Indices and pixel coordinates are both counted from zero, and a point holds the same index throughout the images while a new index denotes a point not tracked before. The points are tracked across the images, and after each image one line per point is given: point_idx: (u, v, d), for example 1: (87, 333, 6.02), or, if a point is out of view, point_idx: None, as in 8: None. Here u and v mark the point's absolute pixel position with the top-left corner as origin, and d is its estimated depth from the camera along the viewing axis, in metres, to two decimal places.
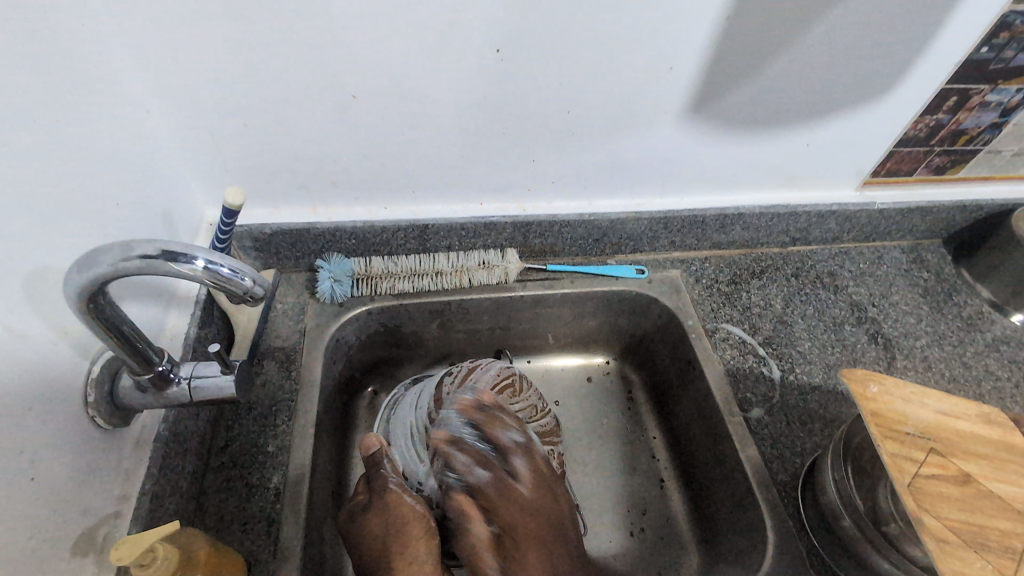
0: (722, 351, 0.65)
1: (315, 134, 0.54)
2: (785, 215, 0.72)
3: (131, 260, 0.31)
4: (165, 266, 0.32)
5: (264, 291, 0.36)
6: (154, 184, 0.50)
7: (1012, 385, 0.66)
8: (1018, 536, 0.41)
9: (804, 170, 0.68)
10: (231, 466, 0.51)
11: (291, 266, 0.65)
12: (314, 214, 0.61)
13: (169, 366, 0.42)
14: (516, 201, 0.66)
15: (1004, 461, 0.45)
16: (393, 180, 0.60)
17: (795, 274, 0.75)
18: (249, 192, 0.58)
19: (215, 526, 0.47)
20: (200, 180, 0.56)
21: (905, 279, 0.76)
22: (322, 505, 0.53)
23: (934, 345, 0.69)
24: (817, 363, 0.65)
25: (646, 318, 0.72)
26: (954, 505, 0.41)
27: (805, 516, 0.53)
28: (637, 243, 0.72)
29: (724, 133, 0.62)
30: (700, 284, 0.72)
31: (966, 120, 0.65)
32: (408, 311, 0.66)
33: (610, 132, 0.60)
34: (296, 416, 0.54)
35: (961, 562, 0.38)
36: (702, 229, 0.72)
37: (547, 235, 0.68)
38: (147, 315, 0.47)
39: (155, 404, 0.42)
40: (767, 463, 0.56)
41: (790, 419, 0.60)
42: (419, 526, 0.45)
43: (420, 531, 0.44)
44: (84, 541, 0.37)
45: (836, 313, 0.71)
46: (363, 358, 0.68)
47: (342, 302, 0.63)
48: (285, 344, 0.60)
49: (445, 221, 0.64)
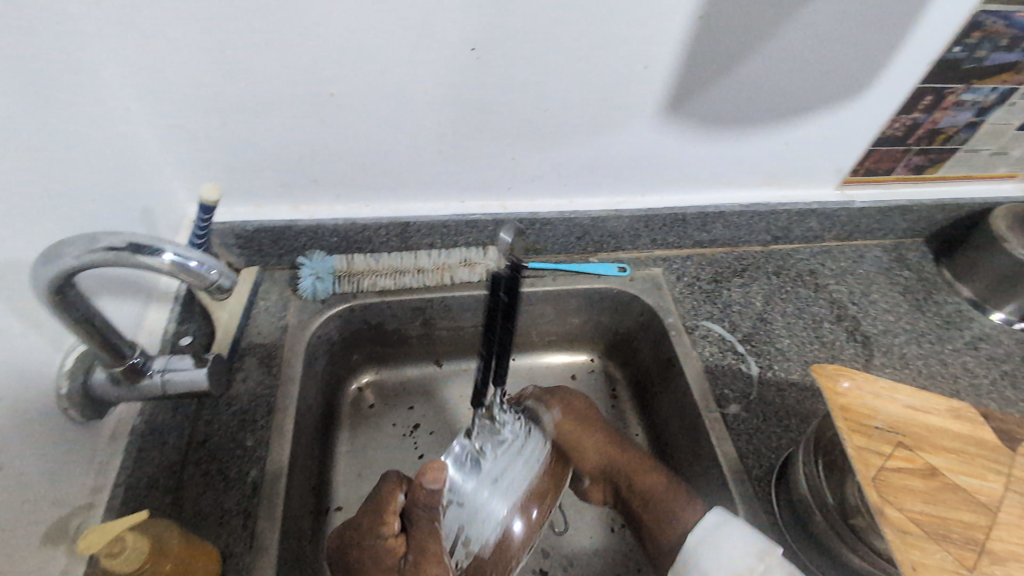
0: (701, 348, 0.66)
1: (294, 132, 0.54)
2: (765, 214, 0.73)
3: (97, 254, 0.32)
4: (126, 257, 0.33)
5: (229, 281, 0.37)
6: (133, 181, 0.51)
7: (989, 383, 0.67)
8: (981, 528, 0.41)
9: (784, 168, 0.69)
10: (209, 461, 0.51)
11: (274, 263, 0.66)
12: (296, 212, 0.62)
13: (141, 360, 0.43)
14: (497, 199, 0.67)
15: (972, 455, 0.45)
16: (375, 178, 0.61)
17: (776, 272, 0.76)
18: (230, 189, 0.59)
19: (191, 520, 0.47)
20: (181, 177, 0.57)
21: (886, 277, 0.77)
22: (300, 500, 0.54)
23: (912, 342, 0.70)
24: (795, 360, 0.66)
25: (628, 315, 0.73)
26: (917, 498, 0.42)
27: (778, 510, 0.54)
28: (619, 242, 0.73)
29: (702, 132, 0.62)
30: (681, 282, 0.73)
31: (942, 120, 0.66)
32: (390, 308, 0.67)
33: (588, 131, 0.60)
34: (274, 411, 0.54)
35: (922, 552, 0.39)
36: (683, 227, 0.73)
37: (528, 233, 0.69)
38: (124, 311, 0.47)
39: (128, 396, 0.43)
40: (742, 458, 0.57)
41: (767, 416, 0.61)
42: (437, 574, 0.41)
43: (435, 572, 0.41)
44: (55, 532, 0.38)
45: (817, 311, 0.72)
46: (345, 356, 0.68)
47: (323, 299, 0.64)
48: (265, 341, 0.60)
49: (426, 218, 0.65)
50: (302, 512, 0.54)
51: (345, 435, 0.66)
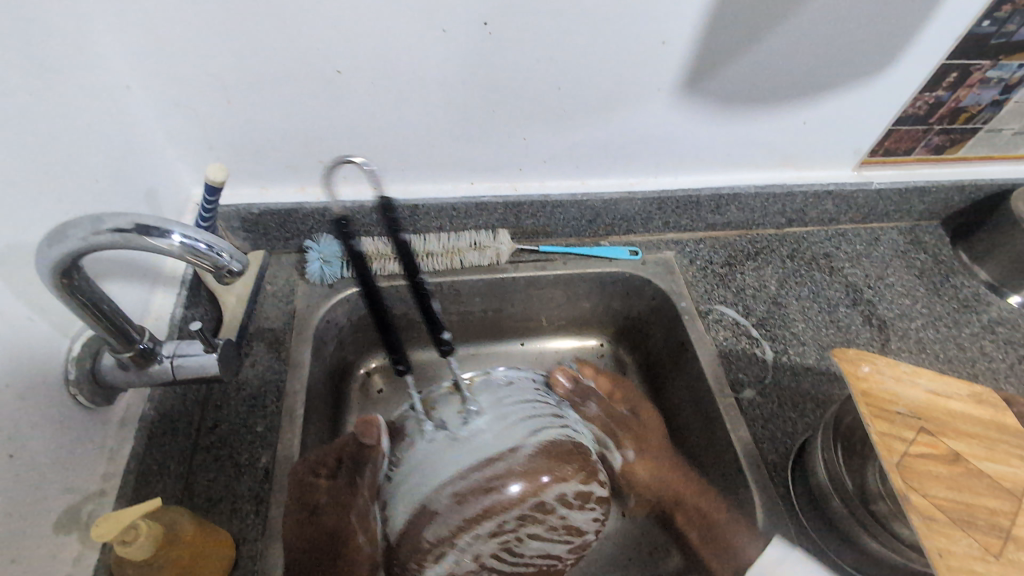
0: (715, 332, 0.65)
1: (300, 111, 0.53)
2: (781, 195, 0.71)
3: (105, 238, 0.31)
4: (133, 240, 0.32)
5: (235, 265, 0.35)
6: (136, 162, 0.49)
7: (1007, 366, 0.66)
8: (1006, 514, 0.40)
9: (801, 148, 0.67)
10: (219, 445, 0.50)
11: (280, 248, 0.65)
12: (303, 194, 0.61)
13: (152, 344, 0.42)
14: (508, 180, 0.65)
15: (994, 440, 0.44)
16: (383, 159, 0.59)
17: (791, 255, 0.74)
18: (235, 171, 0.57)
19: (203, 505, 0.47)
20: (184, 158, 0.55)
21: (902, 260, 0.76)
22: None
23: (929, 327, 0.69)
24: (810, 344, 0.65)
25: (639, 299, 0.72)
26: (942, 484, 0.41)
27: (794, 496, 0.53)
28: (630, 224, 0.72)
29: (718, 112, 0.61)
30: (694, 265, 0.72)
31: (965, 98, 0.64)
32: (399, 293, 0.66)
33: (601, 110, 0.59)
34: (284, 397, 0.54)
35: (947, 538, 0.38)
36: (696, 210, 0.71)
37: (539, 216, 0.68)
38: (131, 296, 0.46)
39: (137, 382, 0.42)
40: (758, 444, 0.56)
41: (782, 401, 0.60)
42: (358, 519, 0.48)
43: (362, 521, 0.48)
44: (66, 519, 0.37)
45: (832, 294, 0.71)
46: (354, 341, 0.67)
47: (331, 283, 0.63)
48: (274, 326, 0.59)
49: (435, 201, 0.63)
50: None
51: (354, 420, 0.66)
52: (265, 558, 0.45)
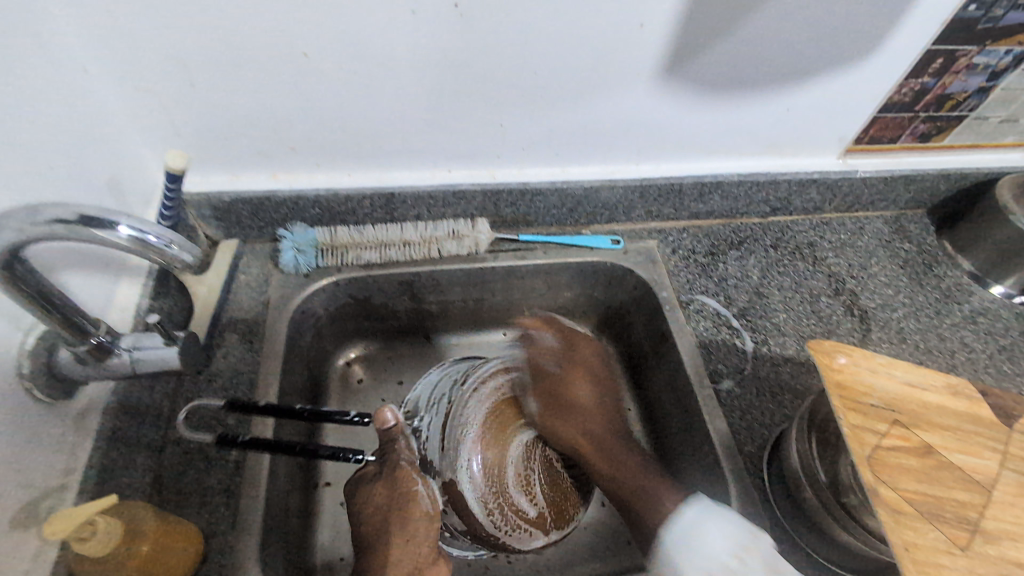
0: (696, 322, 0.65)
1: (269, 96, 0.51)
2: (764, 183, 0.70)
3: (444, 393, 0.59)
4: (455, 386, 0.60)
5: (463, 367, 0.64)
6: (98, 148, 0.48)
7: (986, 356, 0.66)
8: (975, 506, 0.40)
9: (785, 135, 0.66)
10: (188, 440, 0.49)
11: (254, 236, 0.64)
12: (275, 182, 0.59)
13: (107, 338, 0.41)
14: (487, 168, 0.64)
15: (968, 432, 0.44)
16: (356, 144, 0.58)
17: (775, 244, 0.74)
18: (205, 157, 0.56)
19: (173, 499, 0.46)
20: (151, 144, 0.54)
21: (886, 250, 0.75)
22: (285, 478, 0.53)
23: (911, 317, 0.68)
24: (791, 335, 0.65)
25: (621, 289, 0.71)
26: (912, 476, 0.41)
27: (769, 485, 0.53)
28: (612, 213, 0.71)
29: (700, 97, 0.59)
30: (677, 255, 0.71)
31: (951, 84, 0.63)
32: (376, 283, 0.65)
33: (581, 96, 0.57)
34: (256, 388, 0.53)
35: (915, 532, 0.38)
36: (679, 198, 0.70)
37: (519, 204, 0.66)
38: (94, 289, 0.45)
39: (96, 376, 0.41)
40: (735, 435, 0.56)
41: (761, 392, 0.60)
42: (422, 513, 0.47)
43: (418, 536, 0.46)
44: (23, 515, 0.37)
45: (814, 284, 0.70)
46: (332, 332, 0.67)
47: (306, 273, 0.62)
48: (247, 316, 0.58)
49: (411, 189, 0.62)
50: (287, 489, 0.53)
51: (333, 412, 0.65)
52: (233, 550, 0.44)
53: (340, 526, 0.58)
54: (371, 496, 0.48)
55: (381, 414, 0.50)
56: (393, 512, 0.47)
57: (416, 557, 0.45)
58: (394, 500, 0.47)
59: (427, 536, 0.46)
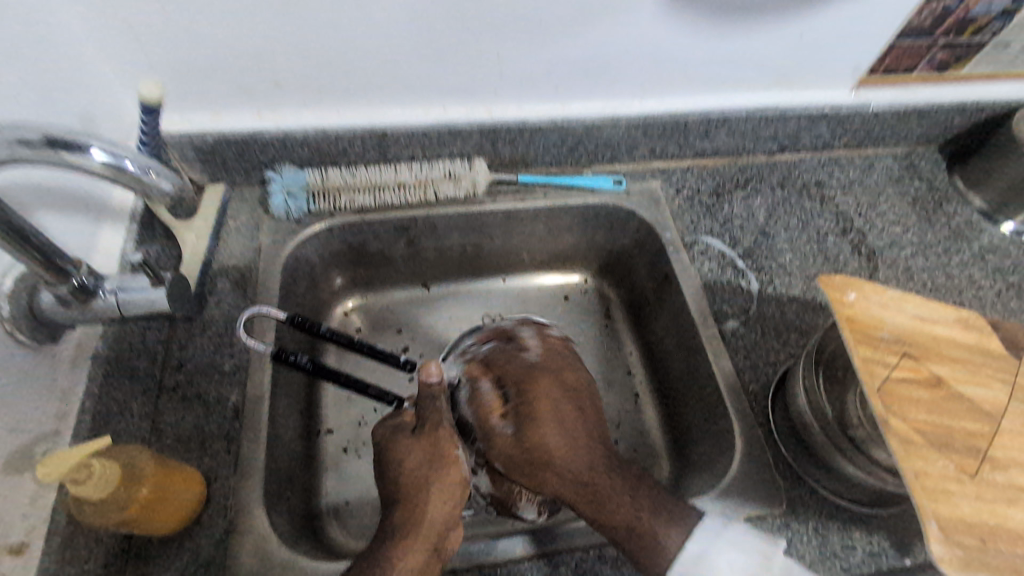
0: (700, 264, 0.63)
1: (246, 23, 0.48)
2: (774, 118, 0.67)
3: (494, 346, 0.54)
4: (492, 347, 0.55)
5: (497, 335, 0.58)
6: (65, 81, 0.44)
7: (994, 294, 0.65)
8: (982, 435, 0.40)
9: (797, 64, 0.63)
10: (185, 385, 0.47)
11: (242, 180, 0.61)
12: (259, 121, 0.56)
13: (91, 280, 0.39)
14: (483, 104, 0.61)
15: (978, 364, 0.44)
16: (343, 78, 0.54)
17: (782, 183, 0.71)
18: (183, 94, 0.53)
19: (172, 446, 0.45)
20: (123, 79, 0.50)
21: (896, 188, 0.73)
22: (285, 425, 0.52)
23: (918, 255, 0.67)
24: (797, 275, 0.63)
25: (623, 232, 0.69)
26: (921, 407, 0.40)
27: (774, 423, 0.53)
28: (614, 152, 0.68)
29: (709, 23, 0.56)
30: (681, 195, 0.69)
31: (974, 6, 0.60)
32: (371, 228, 0.62)
33: (582, 21, 0.53)
34: (251, 335, 0.51)
35: (924, 460, 0.38)
36: (684, 135, 0.67)
37: (517, 143, 0.63)
38: (74, 231, 0.44)
39: (82, 318, 0.40)
40: (739, 373, 0.55)
41: (766, 331, 0.59)
42: (454, 485, 0.41)
43: (444, 504, 0.41)
44: None
45: (821, 224, 0.68)
46: (328, 280, 0.65)
47: (298, 217, 0.59)
48: (238, 263, 0.56)
49: (403, 128, 0.59)
50: (289, 436, 0.53)
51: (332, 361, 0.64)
52: (235, 493, 0.44)
53: (343, 471, 0.57)
54: (408, 450, 0.42)
55: (426, 366, 0.41)
56: (433, 475, 0.41)
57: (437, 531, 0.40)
58: (434, 458, 0.42)
59: (451, 512, 0.41)
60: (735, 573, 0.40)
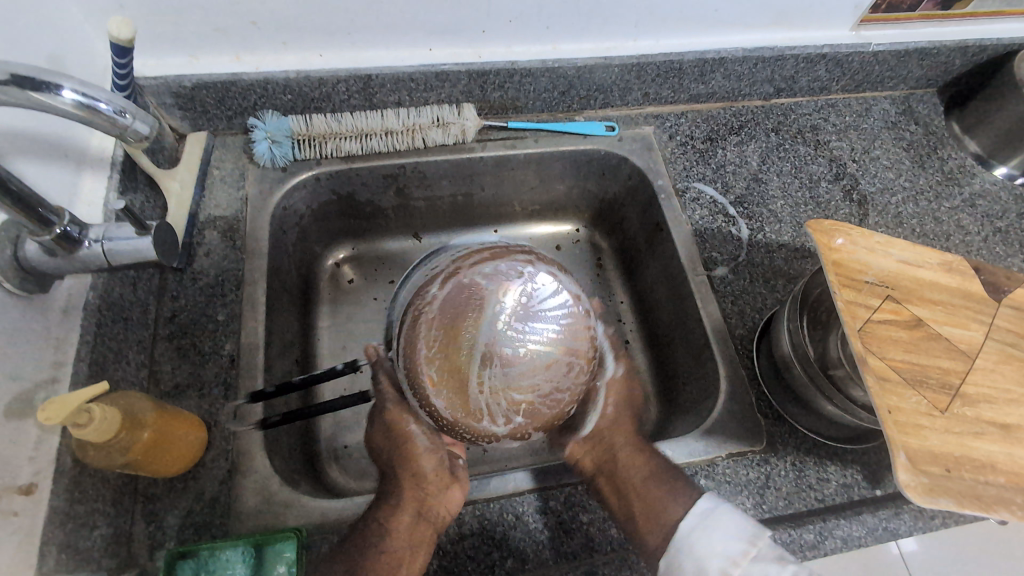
0: (692, 211, 0.63)
1: None
2: (771, 60, 0.65)
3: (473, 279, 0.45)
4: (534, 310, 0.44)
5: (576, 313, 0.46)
6: (32, 20, 0.42)
7: (981, 239, 0.66)
8: (957, 374, 0.41)
9: (796, 1, 0.60)
10: (180, 335, 0.49)
11: (224, 128, 0.59)
12: (239, 64, 0.54)
13: (74, 229, 0.38)
14: (471, 46, 0.59)
15: (958, 306, 0.45)
16: (324, 18, 0.52)
17: (776, 128, 0.70)
18: (158, 35, 0.50)
19: (170, 392, 0.47)
20: (94, 18, 0.48)
21: (891, 133, 0.72)
22: (281, 373, 0.53)
23: (909, 201, 0.67)
24: (788, 221, 0.63)
25: (615, 180, 0.68)
26: (899, 347, 0.41)
27: (758, 366, 0.54)
28: (607, 96, 0.66)
29: None
30: (674, 141, 0.67)
31: None
32: (359, 177, 0.62)
33: None
34: (243, 286, 0.52)
35: (898, 397, 0.39)
36: (679, 78, 0.65)
37: (507, 87, 0.62)
38: (54, 179, 0.43)
39: (70, 267, 0.39)
40: (726, 319, 0.57)
41: (754, 277, 0.59)
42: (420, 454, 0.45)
43: (417, 473, 0.45)
44: (18, 406, 0.37)
45: (815, 170, 0.68)
46: (318, 231, 0.65)
47: (284, 166, 0.58)
48: (225, 214, 0.56)
49: (389, 71, 0.57)
50: (286, 384, 0.54)
51: (325, 311, 0.65)
52: (236, 437, 0.45)
53: (341, 417, 0.59)
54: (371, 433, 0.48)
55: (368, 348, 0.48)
56: (395, 451, 0.46)
57: (420, 496, 0.44)
58: (387, 436, 0.46)
59: (432, 480, 0.45)
60: (726, 549, 0.40)
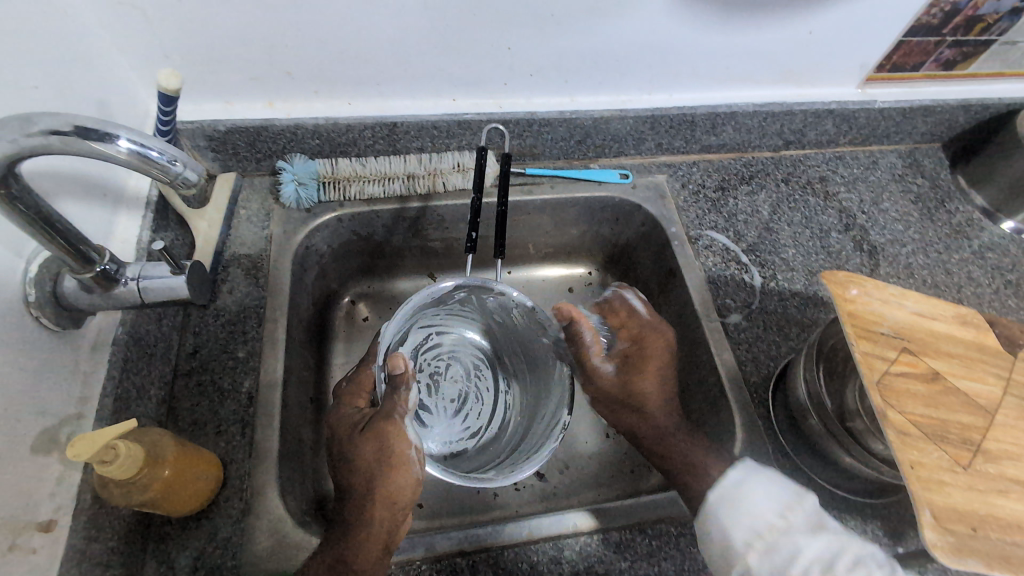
0: (704, 258, 0.64)
1: (263, 14, 0.48)
2: (780, 115, 0.68)
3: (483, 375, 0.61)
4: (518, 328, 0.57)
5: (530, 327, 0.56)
6: (85, 69, 0.45)
7: (992, 291, 0.66)
8: (977, 429, 0.41)
9: (805, 60, 0.63)
10: (200, 371, 0.50)
11: (252, 170, 0.61)
12: (272, 110, 0.57)
13: (113, 267, 0.40)
14: (492, 96, 0.61)
15: (975, 360, 0.45)
16: (356, 70, 0.55)
17: (786, 179, 0.72)
18: (198, 83, 0.53)
19: (187, 429, 0.47)
20: (139, 67, 0.50)
21: (898, 185, 0.74)
22: (297, 412, 0.53)
23: (919, 252, 0.68)
24: (800, 270, 0.64)
25: (629, 226, 0.70)
26: (919, 401, 0.41)
27: (773, 415, 0.54)
28: (621, 145, 0.68)
29: (719, 19, 0.56)
30: (686, 189, 0.69)
31: (984, 5, 0.60)
32: (380, 218, 0.63)
33: (593, 14, 0.54)
34: (265, 323, 0.52)
35: (919, 452, 0.39)
36: (691, 130, 0.68)
37: (526, 136, 0.64)
38: (93, 218, 0.44)
39: (104, 304, 0.41)
40: (741, 366, 0.57)
41: (767, 325, 0.60)
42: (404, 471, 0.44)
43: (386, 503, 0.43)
44: (43, 442, 0.37)
45: (825, 220, 0.69)
46: (337, 269, 0.66)
47: (308, 208, 0.60)
48: (250, 252, 0.57)
49: (415, 119, 0.59)
50: (300, 422, 0.54)
51: (339, 348, 0.66)
52: (250, 477, 0.45)
53: None
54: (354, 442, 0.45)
55: (396, 360, 0.45)
56: (381, 465, 0.44)
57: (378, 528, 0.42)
58: (380, 454, 0.44)
59: (402, 509, 0.44)
60: None
